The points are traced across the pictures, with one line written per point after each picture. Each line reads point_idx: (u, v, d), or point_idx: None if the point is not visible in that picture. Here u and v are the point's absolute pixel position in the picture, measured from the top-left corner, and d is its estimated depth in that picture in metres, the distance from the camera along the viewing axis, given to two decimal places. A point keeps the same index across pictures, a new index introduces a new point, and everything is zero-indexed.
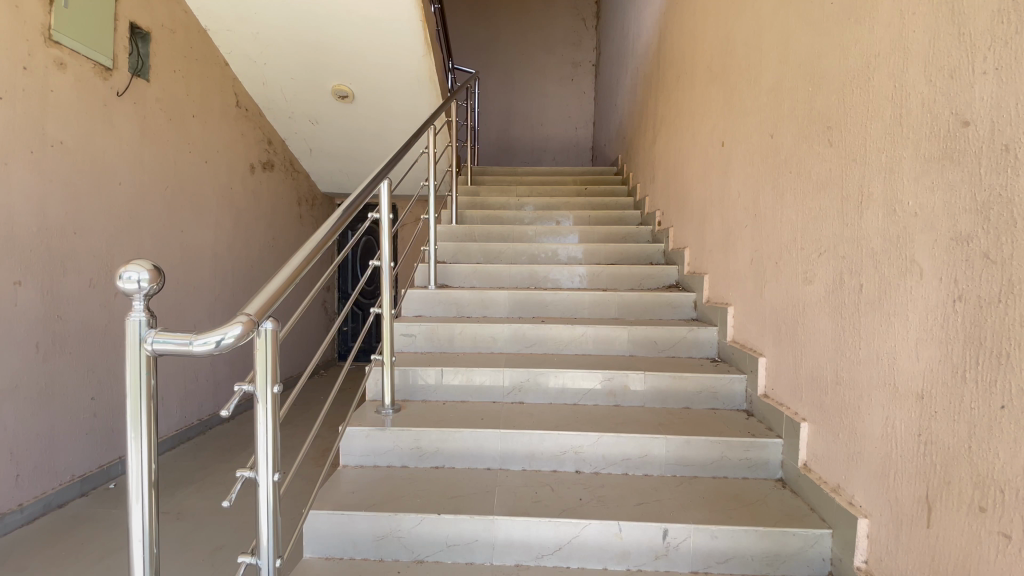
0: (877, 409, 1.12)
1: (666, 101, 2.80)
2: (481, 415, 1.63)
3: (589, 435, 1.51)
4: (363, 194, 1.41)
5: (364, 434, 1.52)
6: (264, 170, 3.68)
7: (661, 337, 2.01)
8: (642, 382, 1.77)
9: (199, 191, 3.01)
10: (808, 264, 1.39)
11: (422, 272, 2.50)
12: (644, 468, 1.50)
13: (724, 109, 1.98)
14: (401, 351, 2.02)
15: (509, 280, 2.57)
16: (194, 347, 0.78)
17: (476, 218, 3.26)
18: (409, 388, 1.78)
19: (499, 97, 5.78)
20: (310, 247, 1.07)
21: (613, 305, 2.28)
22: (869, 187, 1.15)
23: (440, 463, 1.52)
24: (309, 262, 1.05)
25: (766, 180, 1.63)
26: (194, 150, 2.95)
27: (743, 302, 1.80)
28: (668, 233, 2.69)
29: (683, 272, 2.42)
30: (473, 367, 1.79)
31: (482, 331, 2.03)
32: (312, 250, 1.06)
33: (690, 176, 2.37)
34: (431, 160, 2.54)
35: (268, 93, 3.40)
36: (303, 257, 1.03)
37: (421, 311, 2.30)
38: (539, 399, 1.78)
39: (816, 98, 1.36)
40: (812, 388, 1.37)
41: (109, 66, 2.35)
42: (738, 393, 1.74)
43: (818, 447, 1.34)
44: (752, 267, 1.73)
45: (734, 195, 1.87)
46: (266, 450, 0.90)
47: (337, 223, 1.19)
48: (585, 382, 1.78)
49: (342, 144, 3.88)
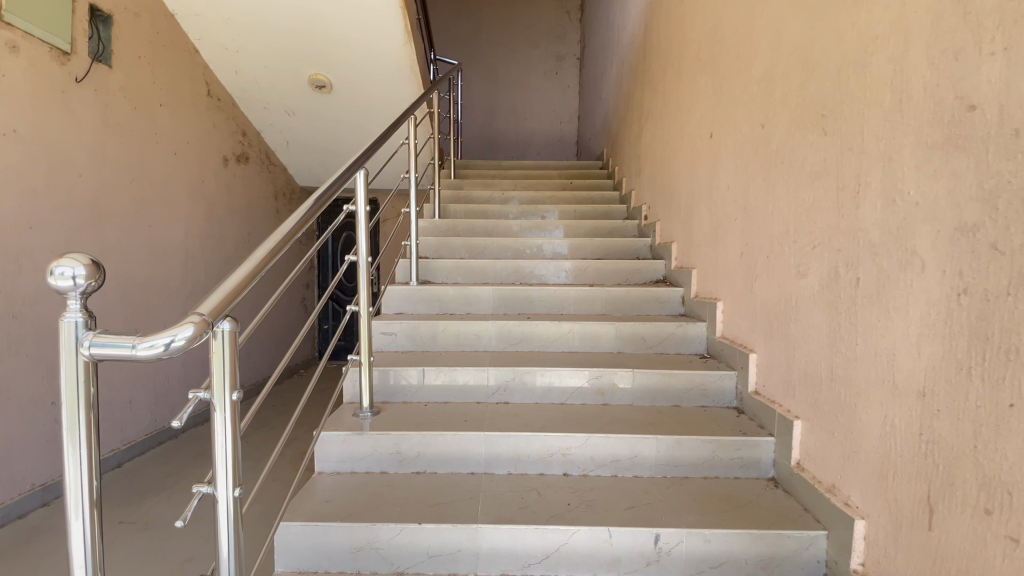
0: (874, 407, 1.08)
1: (652, 93, 2.74)
2: (465, 417, 1.56)
3: (578, 436, 1.44)
4: (336, 184, 1.33)
5: (341, 439, 1.44)
6: (238, 162, 3.54)
7: (650, 334, 1.96)
8: (630, 379, 1.72)
9: (167, 184, 2.88)
10: (801, 257, 1.35)
11: (403, 268, 2.42)
12: (634, 469, 1.45)
13: (713, 99, 1.94)
14: (381, 350, 1.94)
15: (494, 276, 2.50)
16: (138, 352, 0.70)
17: (459, 213, 3.19)
18: (389, 389, 1.70)
19: (482, 90, 5.69)
20: (274, 241, 0.98)
21: (600, 301, 2.23)
22: (867, 176, 1.11)
23: (421, 469, 1.45)
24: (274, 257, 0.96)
25: (757, 171, 1.59)
26: (162, 141, 2.82)
27: (733, 297, 1.75)
28: (655, 227, 2.65)
29: (670, 267, 2.38)
30: (456, 366, 1.72)
31: (466, 329, 1.95)
32: (276, 244, 0.98)
33: (678, 169, 2.32)
34: (412, 151, 2.45)
35: (241, 82, 3.27)
36: (266, 252, 0.94)
37: (402, 308, 2.22)
38: (524, 399, 1.71)
39: (811, 85, 1.32)
40: (806, 385, 1.33)
41: (67, 50, 2.22)
42: (729, 390, 1.70)
43: (812, 446, 1.30)
44: (742, 261, 1.69)
45: (723, 188, 1.83)
46: (227, 461, 0.82)
47: (305, 215, 1.11)
48: (572, 381, 1.72)
49: (320, 136, 3.76)
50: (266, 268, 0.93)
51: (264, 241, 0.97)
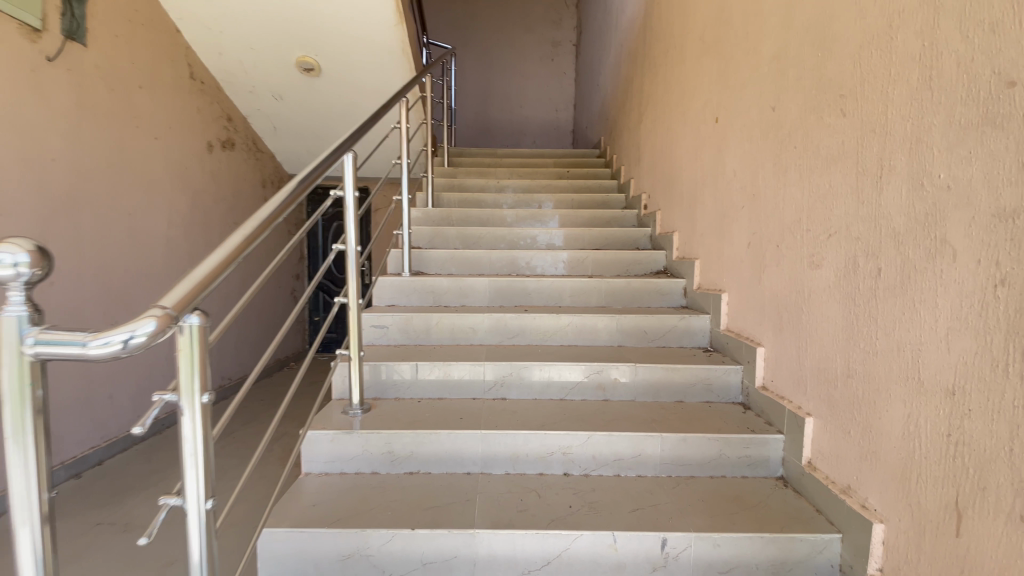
0: (897, 405, 1.01)
1: (653, 78, 2.66)
2: (461, 414, 1.49)
3: (579, 434, 1.37)
4: (320, 167, 1.23)
5: (330, 438, 1.36)
6: (223, 149, 3.42)
7: (651, 327, 1.89)
8: (633, 374, 1.65)
9: (148, 171, 2.76)
10: (815, 247, 1.28)
11: (395, 258, 2.33)
12: (637, 468, 1.38)
13: (718, 81, 1.86)
14: (372, 344, 1.86)
15: (490, 267, 2.41)
16: (91, 350, 0.62)
17: (453, 202, 3.09)
18: (380, 385, 1.61)
19: (476, 77, 5.57)
20: (251, 227, 0.89)
21: (599, 293, 2.15)
22: (891, 160, 1.03)
23: (415, 469, 1.38)
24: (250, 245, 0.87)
25: (766, 157, 1.51)
26: (142, 125, 2.70)
27: (740, 289, 1.69)
28: (655, 217, 2.57)
29: (671, 257, 2.31)
30: (451, 361, 1.64)
31: (462, 322, 1.87)
32: (252, 230, 0.89)
33: (680, 156, 2.25)
34: (404, 137, 2.36)
35: (226, 65, 3.14)
36: (241, 239, 0.86)
37: (394, 300, 2.13)
38: (522, 395, 1.64)
39: (828, 64, 1.24)
40: (819, 381, 1.27)
41: (38, 28, 2.09)
42: (735, 385, 1.64)
43: (825, 444, 1.24)
44: (750, 251, 1.62)
45: (730, 175, 1.75)
46: (199, 468, 0.75)
47: (285, 199, 1.02)
48: (572, 376, 1.64)
49: (309, 122, 3.64)
50: (241, 256, 0.84)
51: (239, 227, 0.89)
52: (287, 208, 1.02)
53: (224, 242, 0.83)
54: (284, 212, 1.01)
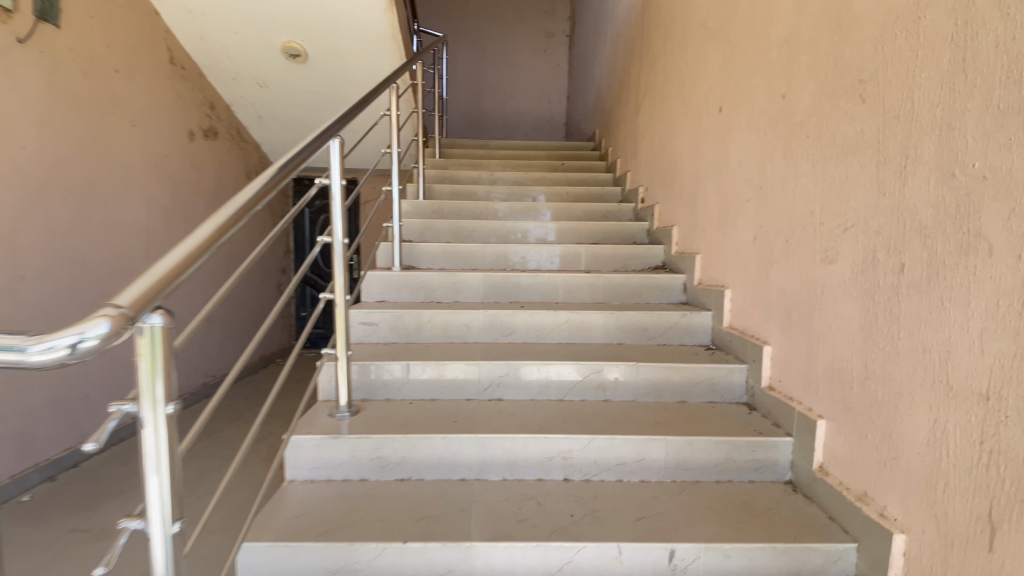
0: (922, 410, 0.96)
1: (652, 67, 2.58)
2: (454, 416, 1.41)
3: (581, 438, 1.30)
4: (302, 153, 1.14)
5: (315, 443, 1.28)
6: (206, 138, 3.29)
7: (652, 324, 1.81)
8: (634, 373, 1.56)
9: (125, 160, 2.63)
10: (829, 241, 1.22)
11: (385, 252, 2.24)
12: (641, 473, 1.32)
13: (723, 69, 1.78)
14: (360, 342, 1.77)
15: (483, 262, 2.33)
16: (31, 357, 0.53)
17: (445, 194, 3.00)
18: (369, 386, 1.53)
19: (467, 67, 5.45)
20: (224, 216, 0.80)
21: (596, 288, 2.08)
22: (918, 149, 0.97)
23: (406, 476, 1.30)
24: (222, 236, 0.78)
25: (776, 147, 1.44)
26: (120, 112, 2.57)
27: (744, 285, 1.62)
28: (653, 211, 2.51)
29: (670, 252, 2.25)
30: (445, 360, 1.55)
31: (455, 319, 1.79)
32: (226, 220, 0.80)
33: (680, 148, 2.18)
34: (394, 125, 2.25)
35: (208, 50, 3.01)
36: (212, 229, 0.77)
37: (384, 296, 2.04)
38: (518, 396, 1.56)
39: (846, 48, 1.17)
40: (832, 382, 1.21)
41: (8, 6, 1.96)
42: (739, 385, 1.57)
43: (838, 449, 1.19)
44: (756, 246, 1.55)
45: (734, 167, 1.68)
46: (164, 485, 0.67)
47: (262, 187, 0.93)
48: (570, 375, 1.55)
49: (295, 110, 3.52)
50: (213, 248, 0.76)
51: (210, 216, 0.80)
52: (265, 196, 0.93)
53: (192, 232, 0.74)
54: (261, 201, 0.92)
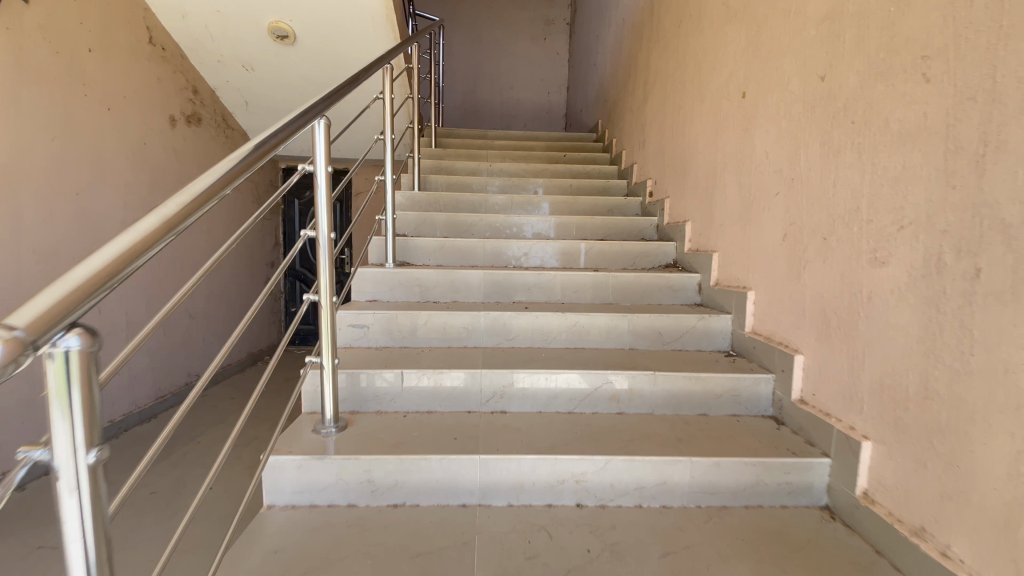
0: (1001, 439, 0.82)
1: (663, 52, 2.43)
2: (454, 433, 1.26)
3: (596, 459, 1.16)
4: (276, 136, 0.99)
5: (297, 465, 1.13)
6: (189, 124, 3.11)
7: (667, 328, 1.66)
8: (652, 383, 1.41)
9: (101, 147, 2.44)
10: (881, 242, 1.08)
11: (378, 247, 2.09)
12: (662, 498, 1.18)
13: (748, 50, 1.63)
14: (349, 346, 1.62)
15: (483, 258, 2.18)
16: None
17: (440, 185, 2.84)
18: (359, 397, 1.38)
19: (464, 54, 5.27)
20: (167, 209, 0.66)
21: (605, 288, 1.93)
22: (1004, 136, 0.83)
23: (399, 501, 1.16)
24: (163, 235, 0.63)
25: (813, 136, 1.30)
26: (94, 94, 2.38)
27: (770, 287, 1.49)
28: (662, 205, 2.37)
29: (682, 250, 2.11)
30: (443, 367, 1.40)
31: (453, 321, 1.65)
32: (169, 215, 0.65)
33: (694, 138, 2.03)
34: (387, 109, 2.09)
35: (191, 30, 2.81)
36: (150, 226, 0.62)
37: (375, 294, 1.89)
38: (524, 408, 1.39)
39: (908, 20, 1.02)
40: (881, 400, 1.08)
41: None
42: (765, 396, 1.44)
43: (887, 474, 1.06)
44: (785, 245, 1.42)
45: (760, 158, 1.54)
46: (88, 546, 0.53)
47: (224, 174, 0.78)
48: (582, 386, 1.39)
49: (284, 96, 3.34)
50: (151, 249, 0.61)
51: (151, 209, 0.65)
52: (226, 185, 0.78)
53: (125, 229, 0.60)
54: (221, 190, 0.77)
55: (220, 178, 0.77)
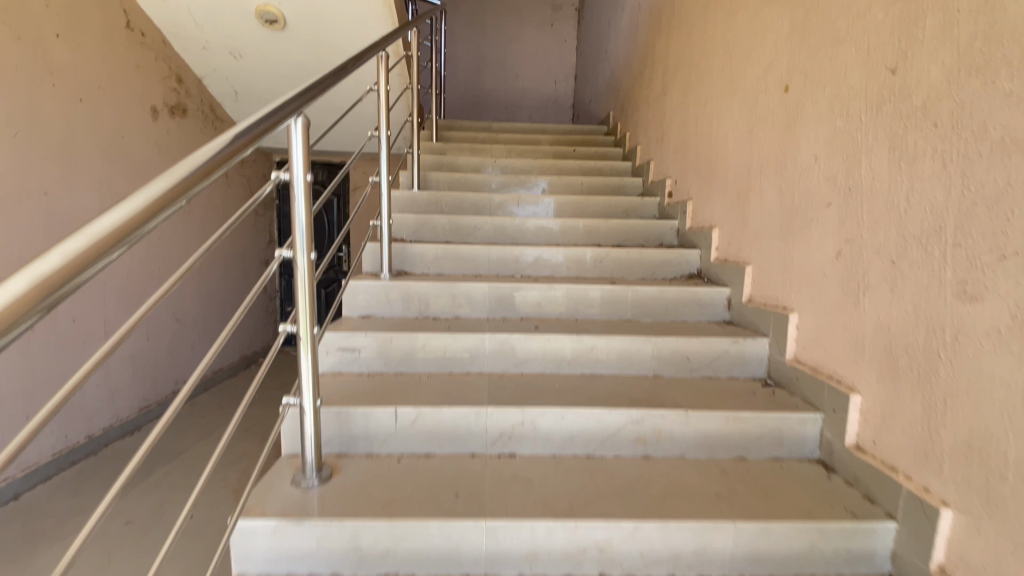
0: None
1: (686, 39, 2.21)
2: (456, 485, 1.09)
3: (623, 525, 0.98)
4: (256, 127, 0.85)
5: (270, 530, 0.96)
6: (173, 116, 2.91)
7: (697, 353, 1.48)
8: (684, 424, 1.23)
9: (72, 142, 2.25)
10: (973, 274, 0.89)
11: (373, 255, 1.90)
12: (699, 569, 1.01)
13: (793, 38, 1.43)
14: (339, 372, 1.44)
15: (488, 266, 1.99)
16: None
17: (442, 183, 2.64)
18: (347, 439, 1.19)
19: (467, 41, 5.03)
20: (110, 221, 0.54)
21: (624, 303, 1.74)
22: None
23: (392, 571, 0.98)
24: (103, 251, 0.53)
25: (881, 140, 1.11)
26: (63, 84, 2.18)
27: (818, 311, 1.30)
28: (684, 208, 2.18)
29: (707, 259, 1.92)
30: (444, 404, 1.22)
31: (456, 343, 1.46)
32: (112, 227, 0.54)
33: (723, 136, 1.83)
34: (384, 102, 1.89)
35: (173, 15, 2.60)
36: (84, 244, 0.51)
37: (369, 310, 1.70)
38: (536, 451, 1.22)
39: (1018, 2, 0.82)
40: (969, 464, 0.90)
41: None
42: (810, 437, 1.26)
43: (974, 553, 0.88)
44: (838, 265, 1.23)
45: (807, 163, 1.35)
46: None
47: (186, 173, 0.66)
48: (604, 426, 1.21)
49: (275, 85, 3.13)
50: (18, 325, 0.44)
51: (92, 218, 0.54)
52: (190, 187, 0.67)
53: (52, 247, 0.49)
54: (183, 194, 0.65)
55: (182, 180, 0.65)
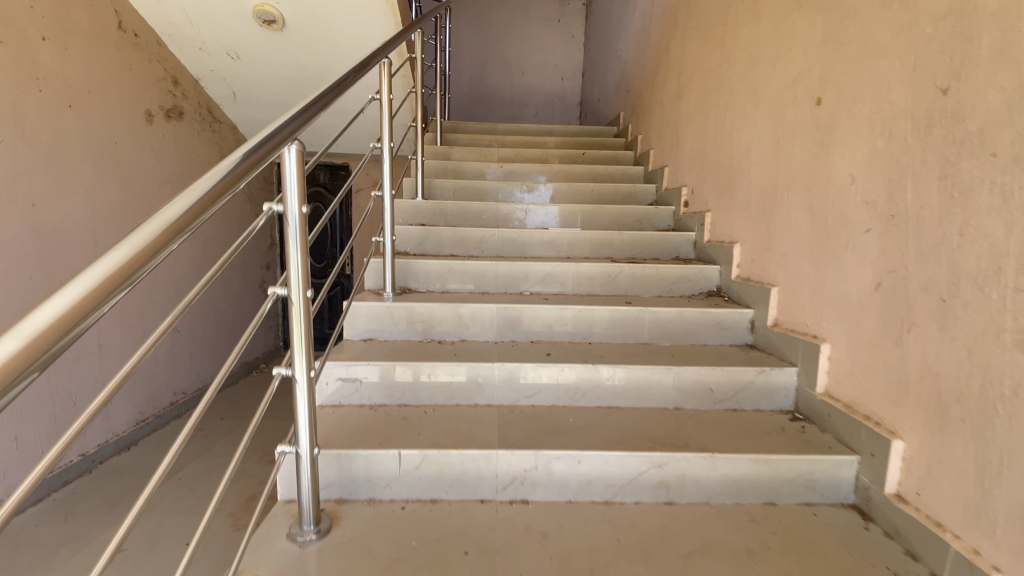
0: None
1: (704, 42, 2.10)
2: (465, 540, 1.00)
3: None
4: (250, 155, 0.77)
5: None
6: (169, 119, 2.82)
7: (720, 384, 1.39)
8: (710, 468, 1.14)
9: (60, 149, 2.16)
10: None
11: (376, 271, 1.82)
12: None
13: (826, 47, 1.33)
14: (340, 404, 1.35)
15: (496, 282, 1.89)
16: None
17: (447, 190, 2.54)
18: (348, 484, 1.11)
19: (472, 38, 4.91)
20: (78, 290, 0.47)
21: (641, 325, 1.64)
22: None
23: None
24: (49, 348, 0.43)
25: (931, 165, 1.01)
26: (51, 90, 2.09)
27: (854, 345, 1.21)
28: (701, 220, 2.08)
29: (728, 276, 1.82)
30: (452, 446, 1.13)
31: (464, 374, 1.37)
32: (82, 295, 0.47)
33: (746, 147, 1.73)
34: (386, 110, 1.79)
35: (167, 15, 2.51)
36: (47, 320, 0.44)
37: (371, 332, 1.61)
38: (551, 496, 1.13)
39: None
40: None
41: None
42: (846, 481, 1.17)
43: None
44: (878, 298, 1.13)
45: (842, 184, 1.25)
46: None
47: (171, 220, 0.59)
48: (624, 470, 1.13)
49: (275, 87, 3.04)
50: None
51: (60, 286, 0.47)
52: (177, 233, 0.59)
53: (6, 331, 0.42)
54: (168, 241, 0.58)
55: (165, 226, 0.58)
